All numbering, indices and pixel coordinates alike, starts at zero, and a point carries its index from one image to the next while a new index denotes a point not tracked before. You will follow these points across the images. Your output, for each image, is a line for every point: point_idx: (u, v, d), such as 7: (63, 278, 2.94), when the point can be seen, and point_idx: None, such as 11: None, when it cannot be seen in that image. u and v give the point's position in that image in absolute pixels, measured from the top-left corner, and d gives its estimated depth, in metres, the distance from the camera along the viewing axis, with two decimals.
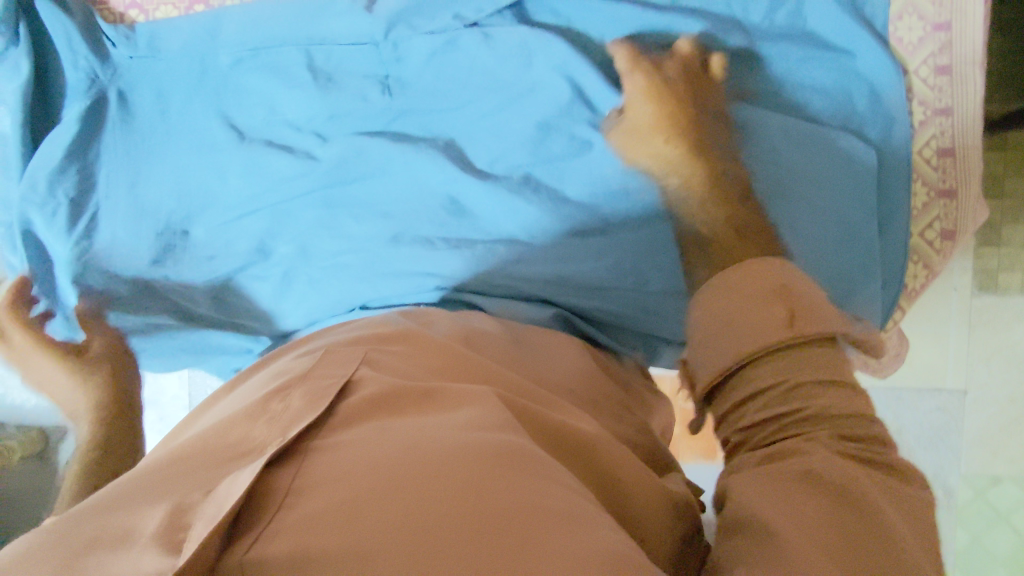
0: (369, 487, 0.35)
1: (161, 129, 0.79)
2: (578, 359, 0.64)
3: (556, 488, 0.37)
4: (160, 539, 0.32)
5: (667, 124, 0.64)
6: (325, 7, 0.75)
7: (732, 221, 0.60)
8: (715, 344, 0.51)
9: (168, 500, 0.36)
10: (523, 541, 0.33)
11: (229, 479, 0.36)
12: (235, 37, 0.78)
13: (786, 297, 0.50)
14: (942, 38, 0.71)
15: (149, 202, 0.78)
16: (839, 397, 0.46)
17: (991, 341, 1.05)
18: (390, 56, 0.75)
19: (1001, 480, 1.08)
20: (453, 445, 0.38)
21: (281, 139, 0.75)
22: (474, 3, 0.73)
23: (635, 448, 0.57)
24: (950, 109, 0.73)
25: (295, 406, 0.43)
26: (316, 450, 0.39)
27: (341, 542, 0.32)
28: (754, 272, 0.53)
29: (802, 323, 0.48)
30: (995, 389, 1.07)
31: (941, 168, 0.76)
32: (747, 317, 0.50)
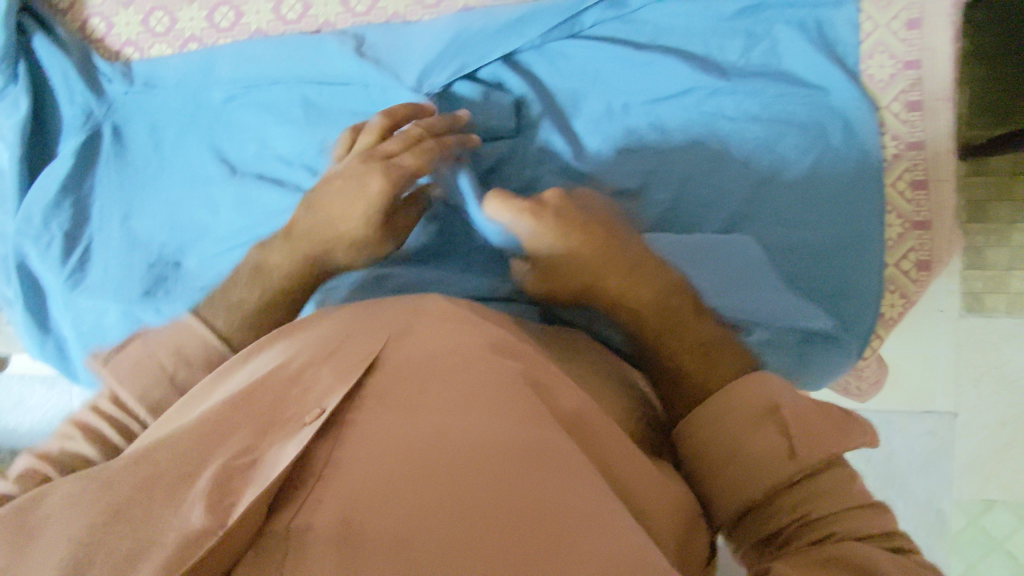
0: (402, 472, 0.40)
1: (155, 163, 0.84)
2: (574, 346, 0.66)
3: (578, 485, 0.41)
4: (211, 498, 0.38)
5: (574, 265, 0.65)
6: (320, 49, 0.82)
7: (688, 347, 0.63)
8: (722, 480, 0.54)
9: (215, 461, 0.41)
10: (552, 536, 0.38)
11: (274, 448, 0.42)
12: (230, 78, 0.85)
13: (776, 416, 0.53)
14: (911, 76, 0.75)
15: (142, 234, 0.80)
16: (841, 501, 0.49)
17: (981, 362, 1.28)
18: (378, 96, 0.79)
19: (994, 506, 1.30)
20: (476, 434, 0.42)
21: (273, 172, 0.80)
22: (462, 49, 0.79)
23: (637, 423, 0.59)
24: (922, 142, 0.77)
25: (325, 378, 0.47)
26: (351, 431, 0.43)
27: (380, 524, 0.37)
28: (742, 390, 0.56)
29: (803, 454, 0.50)
30: (984, 411, 1.29)
31: (915, 202, 0.79)
32: (750, 446, 0.53)
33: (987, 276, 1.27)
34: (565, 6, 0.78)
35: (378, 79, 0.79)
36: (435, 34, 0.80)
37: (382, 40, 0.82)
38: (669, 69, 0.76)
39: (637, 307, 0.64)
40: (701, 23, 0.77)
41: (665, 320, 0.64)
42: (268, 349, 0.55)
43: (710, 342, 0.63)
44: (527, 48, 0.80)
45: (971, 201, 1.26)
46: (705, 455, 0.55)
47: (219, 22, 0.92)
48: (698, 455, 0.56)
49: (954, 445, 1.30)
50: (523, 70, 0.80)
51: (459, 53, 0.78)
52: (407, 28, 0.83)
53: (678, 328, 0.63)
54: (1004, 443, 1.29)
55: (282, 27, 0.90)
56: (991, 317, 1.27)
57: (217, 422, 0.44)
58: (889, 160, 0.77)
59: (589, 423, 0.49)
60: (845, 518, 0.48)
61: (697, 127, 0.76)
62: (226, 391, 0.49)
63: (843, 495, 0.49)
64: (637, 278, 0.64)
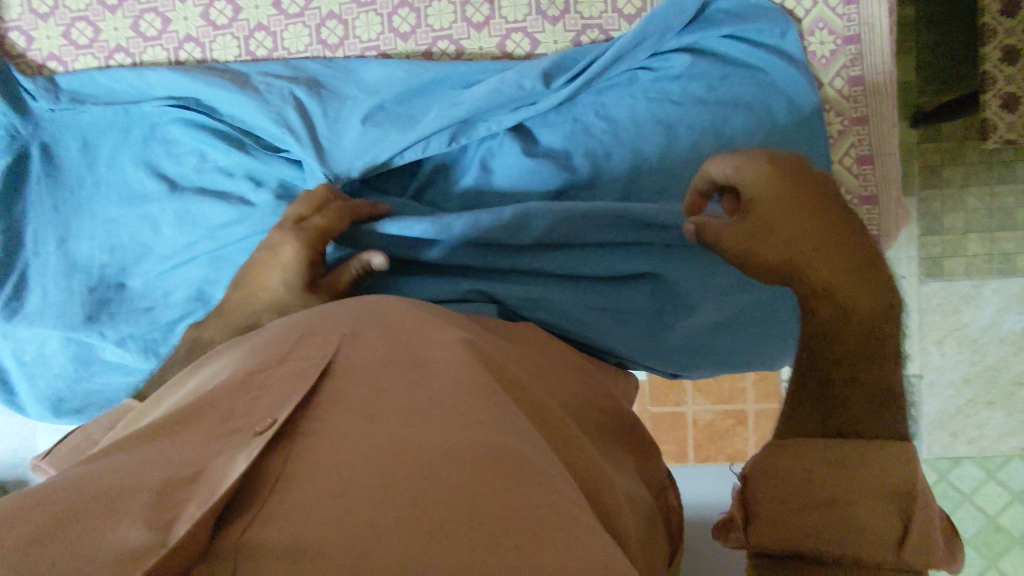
0: (361, 482, 0.37)
1: (89, 181, 0.84)
2: (536, 348, 0.64)
3: (549, 492, 0.39)
4: (150, 514, 0.32)
5: (791, 234, 0.57)
6: (241, 86, 0.81)
7: (862, 383, 0.56)
8: (796, 514, 0.52)
9: (154, 475, 0.35)
10: (521, 543, 0.35)
11: (223, 460, 0.37)
12: (165, 95, 0.83)
13: (907, 502, 0.49)
14: (852, 51, 0.80)
15: (80, 256, 0.83)
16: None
17: (943, 325, 1.31)
18: (322, 123, 0.79)
19: (961, 462, 1.33)
20: (442, 440, 0.40)
21: (214, 185, 0.80)
22: (387, 138, 0.77)
23: (597, 417, 0.60)
24: (865, 117, 0.82)
25: (277, 387, 0.44)
26: (307, 437, 0.40)
27: (332, 540, 0.33)
28: (884, 455, 0.51)
29: (910, 549, 0.48)
30: (947, 371, 1.32)
31: (862, 176, 0.84)
32: (861, 510, 0.50)
33: (944, 241, 1.29)
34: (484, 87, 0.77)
35: (307, 157, 0.76)
36: (361, 111, 0.79)
37: (315, 122, 0.79)
38: (610, 134, 0.76)
39: (844, 306, 0.57)
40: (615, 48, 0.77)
41: (866, 337, 0.56)
42: (216, 364, 0.53)
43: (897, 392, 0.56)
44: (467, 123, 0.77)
45: (926, 166, 1.27)
46: (815, 483, 0.52)
47: (145, 31, 0.94)
48: (781, 475, 0.54)
49: (922, 405, 1.33)
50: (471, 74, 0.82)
51: (375, 145, 0.77)
52: (338, 111, 0.81)
53: (873, 354, 0.57)
54: (967, 400, 1.32)
55: (213, 32, 0.93)
56: (951, 280, 1.30)
57: (168, 427, 0.41)
58: (836, 135, 0.82)
59: (555, 423, 0.51)
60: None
61: (647, 111, 0.76)
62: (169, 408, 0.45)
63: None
64: (865, 279, 0.57)
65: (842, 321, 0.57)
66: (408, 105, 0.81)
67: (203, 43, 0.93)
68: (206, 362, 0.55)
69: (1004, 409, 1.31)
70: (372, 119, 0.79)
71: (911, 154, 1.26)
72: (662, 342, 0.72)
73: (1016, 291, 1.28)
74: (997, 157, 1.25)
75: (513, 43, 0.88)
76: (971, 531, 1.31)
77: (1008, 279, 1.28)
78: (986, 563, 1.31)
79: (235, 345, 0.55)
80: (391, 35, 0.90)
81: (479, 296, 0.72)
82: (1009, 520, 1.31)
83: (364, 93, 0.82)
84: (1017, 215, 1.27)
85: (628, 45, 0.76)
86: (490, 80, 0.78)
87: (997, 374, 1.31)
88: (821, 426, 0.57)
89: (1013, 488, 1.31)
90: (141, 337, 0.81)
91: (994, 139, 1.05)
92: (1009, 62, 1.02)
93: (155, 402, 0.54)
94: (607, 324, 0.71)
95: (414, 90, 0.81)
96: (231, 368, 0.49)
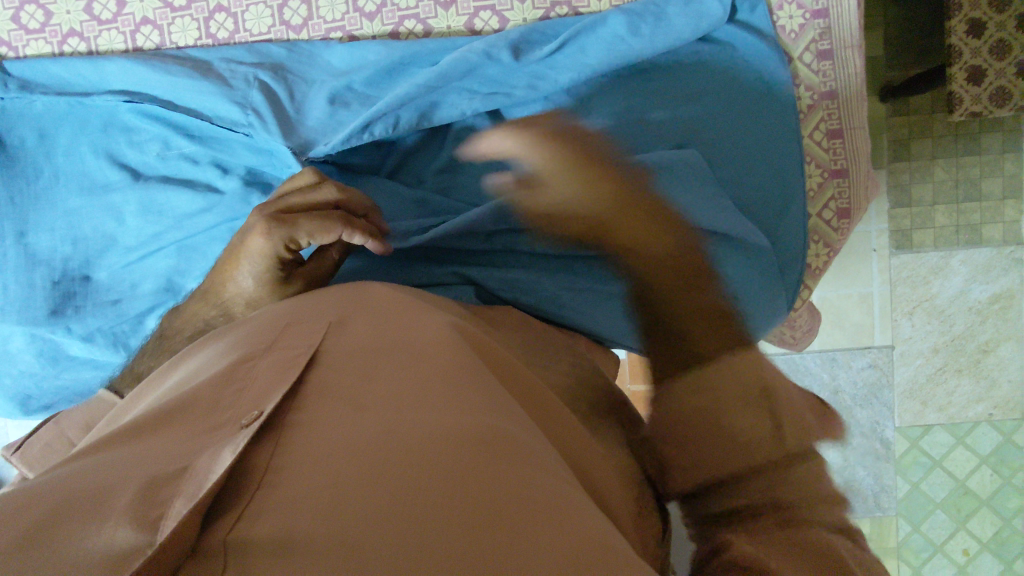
0: (350, 470, 0.36)
1: (47, 172, 0.81)
2: (514, 327, 0.66)
3: (541, 471, 0.39)
4: (136, 513, 0.32)
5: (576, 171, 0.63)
6: (207, 75, 0.80)
7: (690, 310, 0.55)
8: (689, 450, 0.49)
9: (138, 475, 0.35)
10: (517, 521, 0.35)
11: (206, 456, 0.36)
12: (121, 90, 0.81)
13: (767, 398, 0.48)
14: (820, 25, 0.80)
15: (42, 250, 0.80)
16: (811, 493, 0.46)
17: (913, 296, 1.33)
18: (291, 105, 0.78)
19: (932, 429, 1.36)
20: (431, 426, 0.40)
21: (180, 173, 0.78)
22: (358, 115, 0.76)
23: (579, 391, 0.60)
24: (834, 91, 0.83)
25: (265, 376, 0.44)
26: (293, 429, 0.39)
27: (323, 529, 0.32)
28: (731, 370, 0.50)
29: (789, 440, 0.47)
30: (919, 342, 1.34)
31: (832, 150, 0.85)
32: (733, 422, 0.48)
33: (912, 213, 1.31)
34: (454, 59, 0.76)
35: (269, 138, 0.74)
36: (331, 91, 0.78)
37: (282, 105, 0.78)
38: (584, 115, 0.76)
39: (640, 248, 0.60)
40: (583, 24, 0.78)
41: (673, 269, 0.57)
42: (199, 358, 0.53)
43: (719, 310, 0.55)
44: (440, 100, 0.76)
45: (895, 140, 1.28)
46: (686, 414, 0.50)
47: (99, 14, 0.91)
48: (662, 416, 0.52)
49: (893, 375, 1.35)
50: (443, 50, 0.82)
51: (351, 121, 0.75)
52: (304, 94, 0.79)
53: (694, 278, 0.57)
54: (937, 369, 1.35)
55: (171, 14, 0.90)
56: (919, 252, 1.32)
57: (152, 426, 0.40)
58: (805, 110, 0.83)
59: (544, 402, 0.51)
60: (811, 508, 0.45)
61: (619, 90, 0.77)
62: (152, 406, 0.45)
63: (809, 488, 0.46)
64: (665, 229, 0.60)
65: (648, 261, 0.59)
66: (379, 85, 0.80)
67: (161, 26, 0.90)
68: (188, 356, 0.55)
69: (971, 376, 1.35)
70: (340, 99, 0.78)
71: (880, 128, 1.28)
72: None
73: (982, 261, 1.31)
74: (963, 129, 1.27)
75: (482, 22, 0.87)
76: (941, 496, 1.35)
77: (974, 249, 1.31)
78: (955, 526, 1.36)
79: (221, 336, 0.55)
80: (356, 15, 0.88)
81: (454, 278, 0.73)
82: (976, 483, 1.35)
83: (331, 76, 0.81)
84: (981, 186, 1.29)
85: (589, 23, 0.78)
86: (458, 51, 0.78)
87: (965, 343, 1.34)
88: (670, 364, 0.54)
89: (979, 452, 1.35)
90: (109, 330, 0.80)
91: (960, 111, 1.07)
92: (972, 34, 1.04)
93: (136, 399, 0.54)
94: (577, 303, 0.72)
95: (384, 69, 0.80)
96: (213, 363, 0.49)
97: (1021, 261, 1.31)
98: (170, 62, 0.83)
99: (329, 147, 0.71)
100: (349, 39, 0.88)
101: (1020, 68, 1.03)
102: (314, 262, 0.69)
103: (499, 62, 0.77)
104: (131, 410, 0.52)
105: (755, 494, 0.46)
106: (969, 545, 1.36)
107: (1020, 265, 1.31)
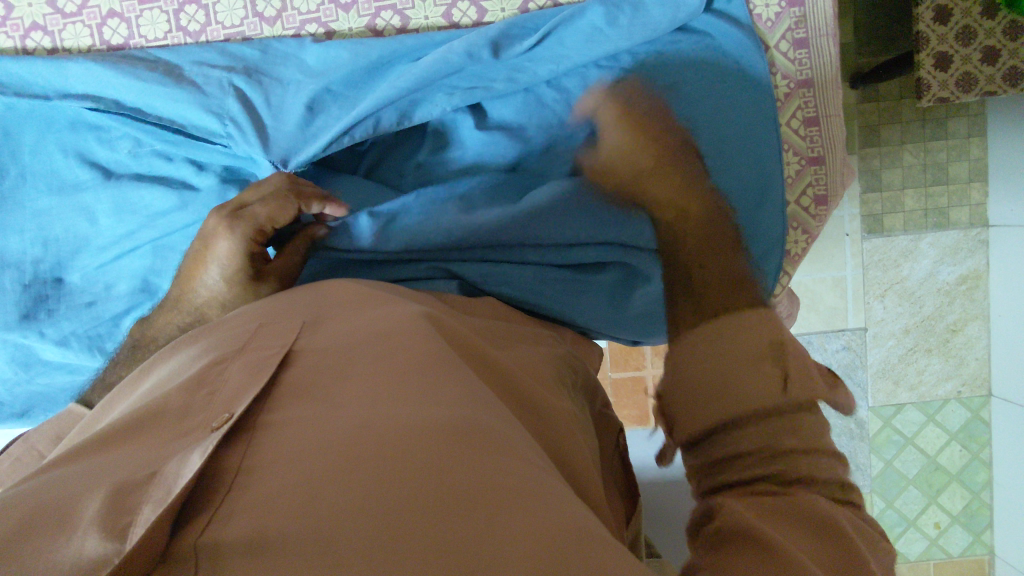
0: (324, 466, 0.36)
1: (13, 172, 0.79)
2: (490, 312, 0.67)
3: (517, 461, 0.39)
4: (105, 521, 0.31)
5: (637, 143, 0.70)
6: (178, 71, 0.79)
7: (719, 267, 0.60)
8: (700, 400, 0.50)
9: (107, 483, 0.34)
10: (493, 508, 0.35)
11: (175, 459, 0.35)
12: (82, 95, 0.77)
13: (778, 354, 0.50)
14: (796, 14, 0.82)
15: (11, 252, 0.78)
16: (811, 441, 0.47)
17: (885, 279, 1.36)
18: (266, 105, 0.76)
19: (904, 408, 1.40)
20: (404, 419, 0.40)
21: (152, 170, 0.77)
22: (336, 115, 0.75)
23: (561, 367, 0.62)
24: (810, 78, 0.84)
25: (233, 380, 0.43)
26: (266, 429, 0.39)
27: (297, 525, 0.32)
28: (747, 324, 0.52)
29: (794, 390, 0.48)
30: (891, 323, 1.38)
31: (809, 138, 0.86)
32: (738, 378, 0.49)
33: (883, 197, 1.34)
34: (434, 57, 0.75)
35: (245, 138, 0.73)
36: (308, 91, 0.77)
37: (258, 109, 0.76)
38: (564, 110, 0.77)
39: (683, 209, 0.66)
40: (566, 17, 0.77)
41: (706, 230, 0.64)
42: (173, 362, 0.52)
43: (743, 271, 0.61)
44: (421, 101, 0.75)
45: (866, 126, 1.31)
46: (701, 366, 0.51)
47: (63, 7, 0.88)
48: (683, 370, 0.52)
49: (866, 356, 1.38)
50: (423, 46, 0.80)
51: (329, 124, 0.74)
52: (281, 99, 0.77)
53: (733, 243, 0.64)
54: (908, 349, 1.38)
55: (138, 7, 0.87)
56: (891, 236, 1.35)
57: (121, 435, 0.40)
58: (783, 98, 0.84)
59: (523, 392, 0.52)
60: (806, 459, 0.46)
61: (599, 81, 0.77)
62: (123, 413, 0.44)
63: (807, 435, 0.47)
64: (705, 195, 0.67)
65: (686, 221, 0.65)
66: (358, 82, 0.79)
67: (128, 18, 0.88)
68: (162, 360, 0.54)
69: (941, 355, 1.38)
70: (319, 104, 0.76)
71: (851, 114, 1.30)
72: (622, 308, 0.74)
73: (950, 243, 1.35)
74: (930, 114, 1.30)
75: (459, 12, 0.86)
76: (913, 473, 1.40)
77: (942, 232, 1.35)
78: (927, 500, 1.40)
79: (196, 338, 0.54)
80: (331, 7, 0.87)
81: (438, 273, 0.72)
82: (946, 459, 1.40)
83: (308, 78, 0.79)
84: (949, 170, 1.33)
85: (570, 15, 0.77)
86: (438, 50, 0.76)
87: (934, 323, 1.38)
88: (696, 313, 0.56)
89: (949, 429, 1.40)
90: (84, 334, 0.79)
91: (929, 97, 1.09)
92: (939, 21, 1.06)
93: (111, 404, 0.53)
94: (565, 294, 0.72)
95: (363, 69, 0.79)
96: (185, 367, 0.48)
97: (986, 242, 1.35)
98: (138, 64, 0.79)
99: (305, 158, 0.72)
100: (326, 32, 0.87)
101: (984, 54, 1.06)
102: (282, 261, 0.68)
103: (481, 58, 0.76)
104: (104, 417, 0.51)
105: (750, 439, 0.47)
106: (939, 518, 1.41)
107: (986, 246, 1.35)
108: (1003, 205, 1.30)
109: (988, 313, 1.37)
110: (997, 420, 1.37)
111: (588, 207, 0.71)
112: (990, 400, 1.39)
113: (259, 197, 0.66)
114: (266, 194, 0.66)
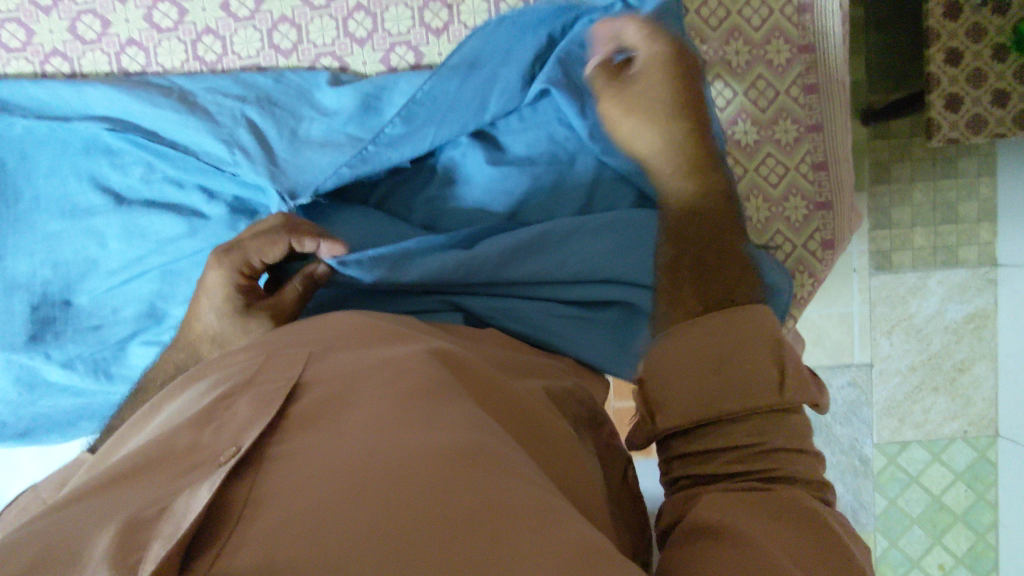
0: (331, 493, 0.35)
1: (28, 195, 0.80)
2: (497, 343, 0.68)
3: (521, 485, 0.38)
4: (115, 558, 0.31)
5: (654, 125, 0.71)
6: (190, 100, 0.80)
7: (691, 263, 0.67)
8: (699, 388, 0.55)
9: (117, 520, 0.33)
10: (499, 532, 0.34)
11: (185, 495, 0.35)
12: (101, 117, 0.79)
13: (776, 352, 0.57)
14: (806, 61, 0.85)
15: (21, 275, 0.79)
16: (789, 437, 0.52)
17: (893, 316, 1.36)
18: (280, 134, 0.78)
19: (909, 446, 1.38)
20: (410, 445, 0.39)
21: (162, 197, 0.78)
22: (347, 147, 0.77)
23: (567, 399, 0.62)
24: (819, 124, 0.86)
25: (243, 413, 0.43)
26: (273, 459, 0.39)
27: (306, 552, 0.32)
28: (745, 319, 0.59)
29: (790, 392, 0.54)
30: (897, 360, 1.37)
31: (817, 182, 0.87)
32: (739, 359, 0.56)
33: (893, 235, 1.33)
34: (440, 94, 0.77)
35: (253, 170, 0.74)
36: (320, 128, 0.79)
37: (270, 142, 0.77)
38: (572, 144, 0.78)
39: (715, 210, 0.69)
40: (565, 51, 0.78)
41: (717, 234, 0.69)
42: (181, 398, 0.52)
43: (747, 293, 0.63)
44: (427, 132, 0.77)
45: (876, 163, 1.31)
46: (696, 349, 0.58)
47: (84, 34, 0.89)
48: (682, 353, 0.58)
49: (873, 394, 1.37)
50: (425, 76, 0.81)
51: (340, 156, 0.76)
52: (292, 130, 0.79)
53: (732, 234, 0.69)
54: (914, 386, 1.37)
55: (157, 36, 0.89)
56: (899, 273, 1.34)
57: (133, 471, 0.39)
58: (791, 143, 0.86)
59: (529, 423, 0.51)
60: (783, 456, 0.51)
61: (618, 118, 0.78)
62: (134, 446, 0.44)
63: (794, 432, 0.53)
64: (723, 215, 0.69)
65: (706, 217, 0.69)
66: (367, 115, 0.80)
67: (146, 47, 0.89)
68: (171, 395, 0.54)
69: (947, 394, 1.37)
70: (329, 140, 0.78)
71: (862, 151, 1.30)
72: (628, 348, 0.73)
73: (958, 282, 1.34)
74: (941, 154, 1.30)
75: None
76: (918, 513, 1.38)
77: (951, 270, 1.34)
78: (931, 541, 1.38)
79: (204, 373, 0.54)
80: (347, 41, 0.88)
81: (443, 306, 0.72)
82: (951, 499, 1.38)
83: (319, 113, 0.80)
84: (959, 210, 1.32)
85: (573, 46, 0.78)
86: (444, 86, 0.78)
87: (941, 361, 1.37)
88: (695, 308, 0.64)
89: (955, 468, 1.38)
90: (90, 357, 0.79)
91: (939, 137, 1.08)
92: (951, 63, 1.06)
93: (119, 442, 0.53)
94: (573, 331, 0.72)
95: (367, 106, 0.80)
96: (199, 399, 0.48)
97: (995, 281, 1.34)
98: (154, 90, 0.81)
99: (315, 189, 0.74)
100: (341, 66, 0.88)
101: (995, 96, 1.06)
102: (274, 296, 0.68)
103: (485, 90, 0.78)
104: (114, 452, 0.51)
105: (739, 437, 0.53)
106: (944, 559, 1.39)
107: (995, 286, 1.34)
108: (1012, 244, 1.30)
109: (996, 352, 1.36)
110: (1004, 461, 1.35)
111: (596, 242, 0.72)
112: (996, 441, 1.37)
113: (260, 231, 0.67)
114: (265, 229, 0.67)
